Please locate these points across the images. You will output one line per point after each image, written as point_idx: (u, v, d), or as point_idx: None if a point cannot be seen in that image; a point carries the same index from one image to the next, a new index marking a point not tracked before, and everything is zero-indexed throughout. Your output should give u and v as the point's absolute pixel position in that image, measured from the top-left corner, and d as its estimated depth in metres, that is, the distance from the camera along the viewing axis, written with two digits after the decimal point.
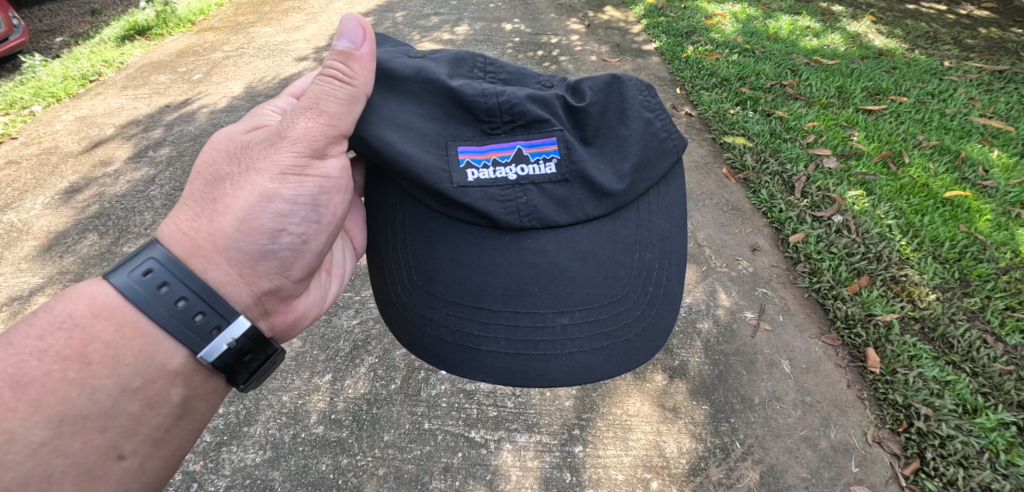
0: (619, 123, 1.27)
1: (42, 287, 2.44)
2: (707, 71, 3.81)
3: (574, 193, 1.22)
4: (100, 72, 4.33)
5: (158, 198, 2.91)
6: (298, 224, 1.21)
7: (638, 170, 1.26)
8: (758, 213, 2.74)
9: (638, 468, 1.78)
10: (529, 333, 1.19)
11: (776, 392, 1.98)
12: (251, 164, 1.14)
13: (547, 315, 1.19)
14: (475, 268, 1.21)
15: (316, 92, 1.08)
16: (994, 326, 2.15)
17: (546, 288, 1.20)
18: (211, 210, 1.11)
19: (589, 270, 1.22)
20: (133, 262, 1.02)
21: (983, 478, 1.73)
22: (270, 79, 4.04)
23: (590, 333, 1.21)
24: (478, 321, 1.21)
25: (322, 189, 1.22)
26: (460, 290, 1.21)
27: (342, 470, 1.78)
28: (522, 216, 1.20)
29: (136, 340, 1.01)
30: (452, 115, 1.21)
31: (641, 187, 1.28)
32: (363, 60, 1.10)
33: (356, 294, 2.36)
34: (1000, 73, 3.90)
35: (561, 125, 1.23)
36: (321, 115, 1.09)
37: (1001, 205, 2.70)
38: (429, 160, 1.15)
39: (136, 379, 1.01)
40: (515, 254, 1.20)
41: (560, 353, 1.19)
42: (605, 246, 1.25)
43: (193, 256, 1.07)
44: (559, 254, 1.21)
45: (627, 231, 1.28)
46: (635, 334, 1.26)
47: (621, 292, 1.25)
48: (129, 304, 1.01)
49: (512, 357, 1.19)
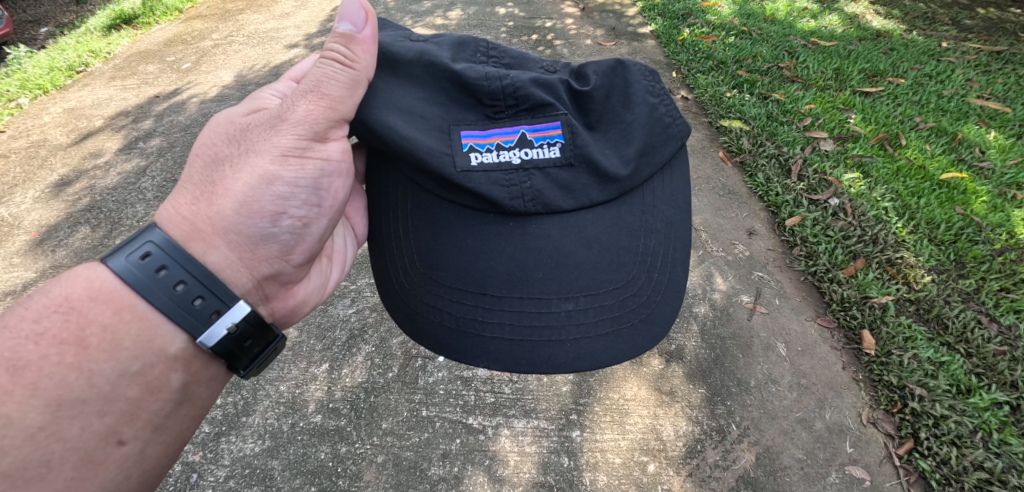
0: (623, 108, 1.25)
1: (35, 281, 2.42)
2: (703, 54, 3.76)
3: (579, 178, 1.20)
4: (87, 63, 4.25)
5: (149, 189, 2.88)
6: (298, 208, 1.19)
7: (642, 154, 1.25)
8: (754, 197, 2.73)
9: (636, 451, 1.79)
10: (533, 319, 1.19)
11: (772, 374, 1.99)
12: (250, 147, 1.12)
13: (551, 301, 1.19)
14: (479, 253, 1.19)
15: (316, 75, 1.07)
16: (989, 307, 2.16)
17: (551, 274, 1.19)
18: (210, 194, 1.09)
19: (594, 255, 1.22)
20: (130, 246, 1.00)
21: (976, 457, 1.75)
22: (260, 67, 3.97)
23: (595, 318, 1.21)
24: (483, 307, 1.20)
25: (322, 173, 1.20)
26: (464, 276, 1.20)
27: (341, 458, 1.79)
28: (526, 201, 1.19)
29: (135, 324, 1.00)
30: (455, 99, 1.19)
31: (646, 172, 1.27)
32: (364, 43, 1.08)
33: (352, 283, 2.35)
34: (998, 54, 3.87)
35: (565, 110, 1.21)
36: (322, 98, 1.08)
37: (997, 187, 2.70)
38: (431, 144, 1.13)
39: (135, 364, 1.00)
40: (519, 239, 1.19)
41: (565, 339, 1.19)
42: (608, 232, 1.24)
43: (192, 240, 1.05)
44: (563, 239, 1.20)
45: (631, 217, 1.27)
46: (640, 320, 1.26)
47: (626, 278, 1.25)
48: (127, 288, 1.00)
49: (516, 344, 1.19)
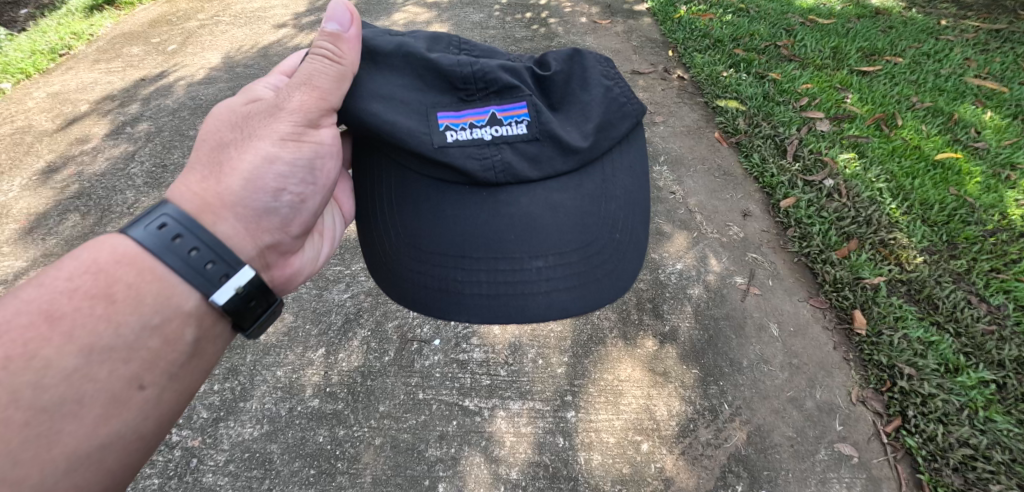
0: (582, 90, 1.24)
1: (26, 270, 2.40)
2: (700, 32, 3.70)
3: (545, 150, 1.19)
4: (70, 46, 4.13)
5: (139, 175, 2.84)
6: (298, 184, 1.19)
7: (603, 130, 1.24)
8: (750, 178, 2.72)
9: (630, 431, 1.82)
10: (507, 274, 1.20)
11: (765, 354, 2.02)
12: (251, 132, 1.12)
13: (522, 257, 1.19)
14: (454, 220, 1.19)
15: (306, 69, 1.09)
16: (979, 287, 2.19)
17: (521, 235, 1.19)
18: (219, 171, 1.07)
19: (563, 217, 1.21)
20: (147, 218, 0.98)
21: (962, 434, 1.79)
22: (248, 48, 3.88)
23: (565, 273, 1.22)
24: (459, 266, 1.20)
25: (318, 155, 1.20)
26: (442, 240, 1.20)
27: (339, 441, 1.81)
28: (497, 172, 1.17)
29: (156, 282, 0.96)
30: (431, 85, 1.17)
31: (607, 145, 1.25)
32: (350, 41, 1.11)
33: (347, 268, 2.34)
34: (996, 33, 3.84)
35: (529, 91, 1.20)
36: (312, 90, 1.10)
37: (991, 167, 2.70)
38: (411, 124, 1.12)
39: (155, 317, 0.96)
40: (491, 206, 1.18)
41: (537, 292, 1.21)
42: (576, 196, 1.23)
43: (204, 211, 1.03)
44: (532, 204, 1.19)
45: (597, 183, 1.26)
46: (606, 274, 1.27)
47: (592, 236, 1.25)
48: (150, 252, 0.97)
49: (492, 298, 1.20)
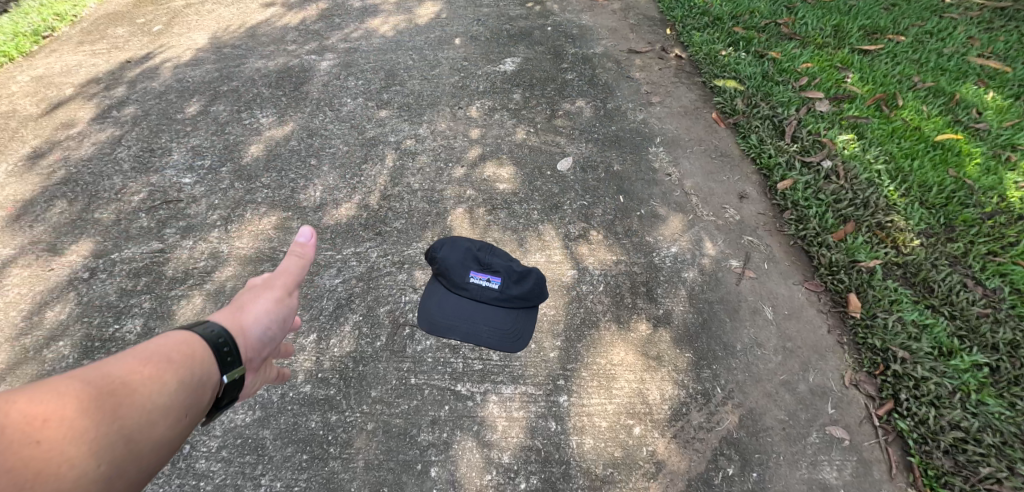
0: (529, 287, 2.06)
1: (14, 258, 2.37)
2: (699, 9, 3.61)
3: (507, 296, 2.05)
4: (53, 27, 4.02)
5: (126, 160, 2.79)
6: (279, 331, 1.29)
7: (530, 298, 2.06)
8: (747, 159, 2.68)
9: (622, 415, 1.82)
10: (475, 329, 2.00)
11: (758, 338, 2.01)
12: (253, 294, 1.27)
13: (484, 326, 2.01)
14: (457, 307, 2.05)
15: (286, 265, 1.32)
16: (976, 270, 2.18)
17: (487, 320, 2.01)
18: (238, 309, 1.22)
19: (511, 316, 2.04)
20: (194, 327, 1.11)
21: (953, 417, 1.79)
22: (235, 28, 3.78)
23: (505, 339, 1.99)
24: (452, 325, 2.01)
25: (291, 311, 1.33)
26: (448, 315, 2.04)
27: (332, 426, 1.81)
28: (481, 292, 2.06)
29: (198, 361, 1.05)
30: (472, 257, 2.11)
31: (536, 293, 2.07)
32: (307, 250, 1.34)
33: (338, 253, 2.31)
34: (1002, 10, 3.75)
35: (505, 274, 2.07)
36: (287, 276, 1.31)
37: (992, 148, 2.67)
38: (455, 256, 2.11)
39: (196, 379, 1.03)
40: (474, 304, 2.05)
41: (486, 342, 1.98)
42: (520, 313, 2.05)
43: (236, 332, 1.18)
44: (496, 311, 2.04)
45: (528, 308, 2.07)
46: (523, 338, 2.00)
47: (522, 328, 2.02)
48: (202, 342, 1.08)
49: (464, 337, 1.99)
